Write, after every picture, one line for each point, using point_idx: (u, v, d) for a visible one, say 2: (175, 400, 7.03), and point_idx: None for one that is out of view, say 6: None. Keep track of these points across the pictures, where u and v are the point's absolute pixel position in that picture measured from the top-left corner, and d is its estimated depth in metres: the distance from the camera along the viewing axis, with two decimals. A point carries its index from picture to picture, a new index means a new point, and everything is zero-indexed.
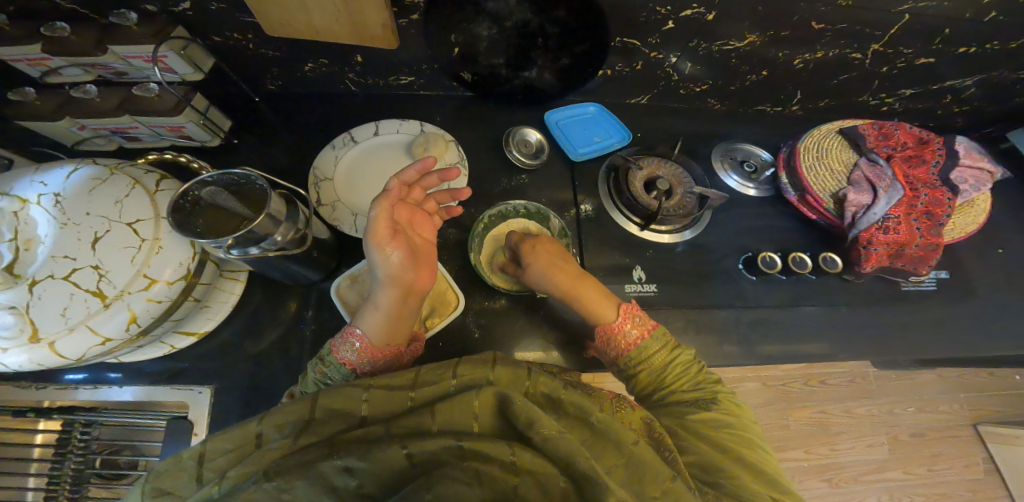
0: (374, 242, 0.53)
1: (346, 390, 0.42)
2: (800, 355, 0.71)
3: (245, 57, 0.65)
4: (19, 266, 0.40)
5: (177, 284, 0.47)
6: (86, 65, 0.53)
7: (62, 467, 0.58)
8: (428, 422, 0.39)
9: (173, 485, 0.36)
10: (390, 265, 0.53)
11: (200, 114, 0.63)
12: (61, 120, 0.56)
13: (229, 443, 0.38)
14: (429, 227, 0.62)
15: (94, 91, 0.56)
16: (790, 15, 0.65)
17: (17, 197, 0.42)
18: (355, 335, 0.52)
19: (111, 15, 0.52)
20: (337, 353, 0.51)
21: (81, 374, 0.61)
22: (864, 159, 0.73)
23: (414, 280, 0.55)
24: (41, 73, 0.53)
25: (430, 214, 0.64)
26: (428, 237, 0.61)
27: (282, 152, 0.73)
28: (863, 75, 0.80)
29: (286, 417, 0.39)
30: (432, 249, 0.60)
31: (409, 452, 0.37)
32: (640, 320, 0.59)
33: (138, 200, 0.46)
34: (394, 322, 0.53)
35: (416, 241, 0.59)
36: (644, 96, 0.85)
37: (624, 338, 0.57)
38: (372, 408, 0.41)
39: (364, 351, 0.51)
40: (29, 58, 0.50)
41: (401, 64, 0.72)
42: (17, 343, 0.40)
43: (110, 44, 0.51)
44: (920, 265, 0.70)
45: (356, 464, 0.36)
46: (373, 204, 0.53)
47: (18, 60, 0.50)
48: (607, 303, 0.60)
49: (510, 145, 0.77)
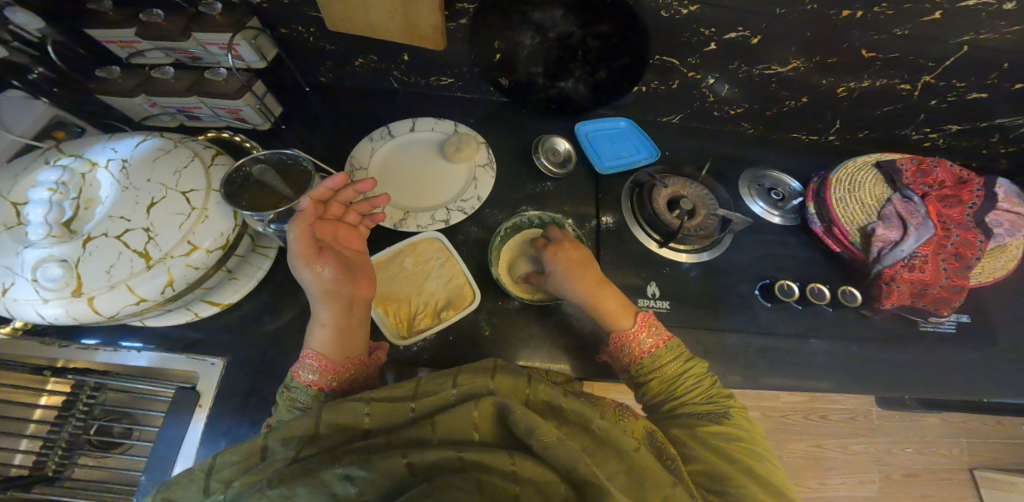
0: (301, 261, 0.51)
1: (349, 405, 0.43)
2: (807, 383, 0.71)
3: (303, 49, 0.68)
4: (77, 223, 0.42)
5: (216, 253, 0.48)
6: (168, 50, 0.56)
7: (60, 430, 0.59)
8: (429, 434, 0.40)
9: (180, 495, 0.37)
10: (323, 281, 0.51)
11: (257, 98, 0.65)
12: (137, 97, 0.59)
13: (235, 455, 0.39)
14: (358, 239, 0.60)
15: (170, 73, 0.59)
16: (839, 42, 0.66)
17: (87, 160, 0.44)
18: (310, 356, 0.51)
19: (200, 5, 0.55)
20: (299, 376, 0.51)
21: (96, 338, 0.62)
22: (898, 195, 0.73)
23: (354, 291, 0.54)
24: (127, 54, 0.57)
25: (356, 225, 0.62)
26: (360, 248, 0.60)
27: (319, 139, 0.74)
28: (908, 107, 0.81)
29: (293, 430, 0.40)
30: (365, 259, 0.59)
31: (410, 461, 0.37)
32: (655, 330, 0.59)
33: (195, 171, 0.48)
34: (343, 335, 0.53)
35: (348, 254, 0.58)
36: (676, 115, 0.86)
37: (637, 346, 0.58)
38: (375, 421, 0.42)
39: (324, 368, 0.50)
40: (120, 40, 0.54)
41: (445, 66, 0.74)
42: (59, 295, 0.41)
43: (195, 31, 0.54)
44: (943, 306, 0.71)
45: (357, 472, 0.36)
46: (289, 225, 0.52)
47: (110, 42, 0.54)
48: (622, 310, 0.61)
49: (539, 151, 0.78)
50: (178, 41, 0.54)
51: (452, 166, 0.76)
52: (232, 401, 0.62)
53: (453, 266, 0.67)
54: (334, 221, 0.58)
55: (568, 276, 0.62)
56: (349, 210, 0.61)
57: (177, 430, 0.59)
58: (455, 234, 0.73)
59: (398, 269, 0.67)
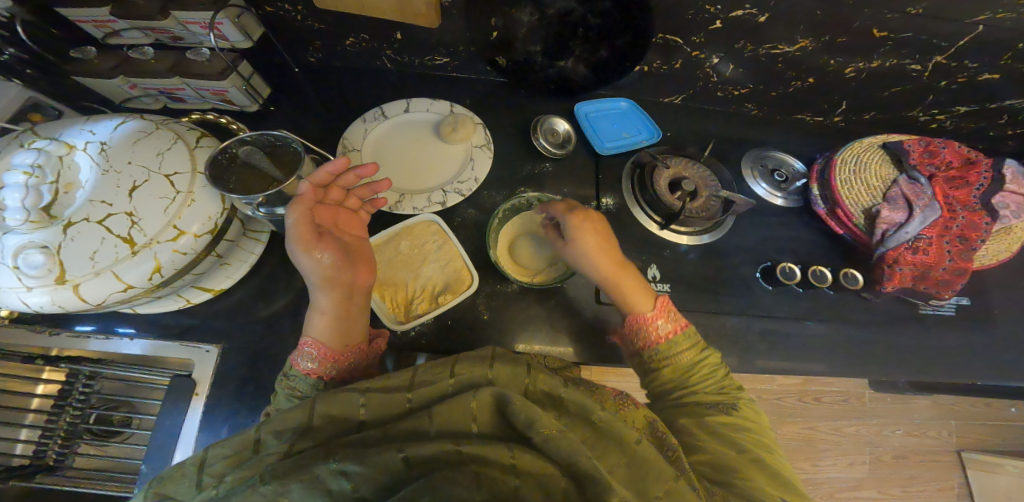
0: (300, 247, 0.50)
1: (342, 396, 0.42)
2: (805, 367, 0.71)
3: (291, 28, 0.65)
4: (57, 208, 0.40)
5: (204, 238, 0.47)
6: (146, 29, 0.54)
7: (57, 420, 0.58)
8: (427, 425, 0.40)
9: (174, 490, 0.37)
10: (323, 267, 0.51)
11: (243, 80, 0.63)
12: (116, 78, 0.56)
13: (228, 448, 0.39)
14: (358, 224, 0.59)
15: (149, 54, 0.55)
16: (850, 20, 0.63)
17: (64, 143, 0.42)
18: (309, 343, 0.51)
19: None
20: (298, 364, 0.50)
21: (91, 325, 0.61)
22: (904, 177, 0.72)
23: (353, 278, 0.53)
24: (104, 34, 0.55)
25: (357, 210, 0.61)
26: (361, 234, 0.59)
27: (310, 120, 0.72)
28: (918, 87, 0.79)
29: (285, 422, 0.40)
30: (366, 245, 0.58)
31: (407, 455, 0.37)
32: (673, 316, 0.58)
33: (178, 154, 0.46)
34: (342, 322, 0.52)
35: (348, 240, 0.57)
36: (678, 95, 0.83)
37: (656, 330, 0.57)
38: (372, 412, 0.42)
39: (323, 356, 0.50)
40: (96, 19, 0.51)
41: (440, 45, 0.71)
42: (43, 282, 0.40)
43: (174, 9, 0.52)
44: (945, 288, 0.70)
45: (352, 467, 0.36)
46: (289, 209, 0.51)
47: (85, 21, 0.52)
48: (643, 294, 0.60)
49: (537, 132, 0.76)
50: (158, 21, 0.52)
51: (449, 147, 0.74)
52: (228, 388, 0.61)
53: (451, 250, 0.66)
54: (334, 206, 0.57)
55: (593, 249, 0.60)
56: (350, 195, 0.60)
57: (175, 420, 0.58)
58: (452, 217, 0.71)
59: (395, 253, 0.66)
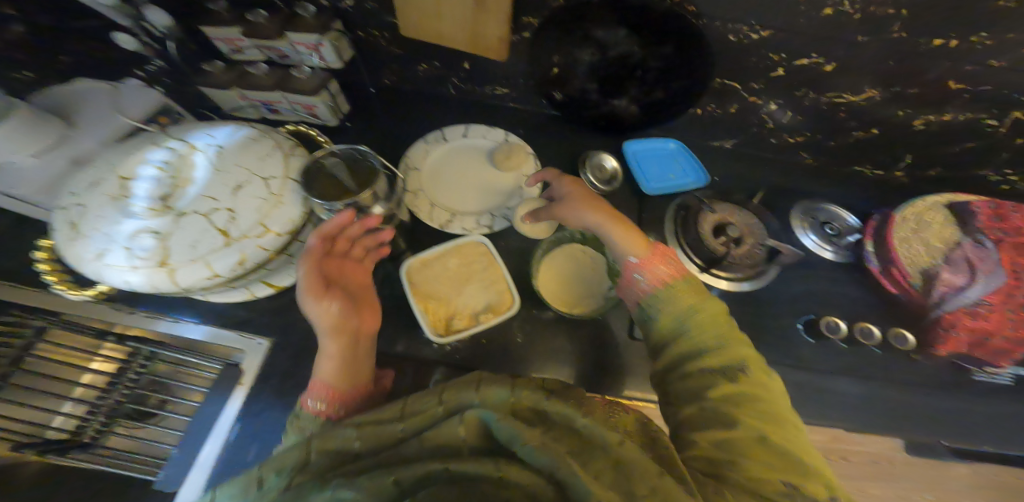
0: (310, 296, 0.54)
1: (341, 431, 0.44)
2: (851, 425, 0.67)
3: (375, 53, 0.72)
4: (173, 199, 0.46)
5: (285, 239, 0.50)
6: (262, 47, 0.61)
7: (108, 396, 0.62)
8: (415, 451, 0.41)
9: None
10: (329, 315, 0.54)
11: (330, 98, 0.69)
12: (229, 89, 0.64)
13: (234, 488, 0.40)
14: (363, 272, 0.62)
15: (263, 69, 0.65)
16: (922, 74, 0.64)
17: (188, 144, 0.49)
18: (315, 386, 0.52)
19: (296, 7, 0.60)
20: (306, 405, 0.51)
21: (166, 307, 0.67)
22: (969, 239, 0.72)
23: (357, 323, 0.56)
24: (230, 51, 0.63)
25: (363, 259, 0.63)
26: (365, 280, 0.62)
27: (376, 138, 0.78)
28: (991, 144, 0.78)
29: (285, 461, 0.42)
30: (369, 292, 0.62)
31: (396, 478, 0.38)
32: (671, 262, 0.59)
33: (275, 160, 0.52)
34: (348, 364, 0.54)
35: (352, 286, 0.60)
36: (728, 140, 0.86)
37: (653, 271, 0.58)
38: (365, 444, 0.43)
39: (330, 396, 0.51)
40: (226, 37, 0.59)
41: (505, 76, 0.77)
42: (148, 264, 0.44)
43: (289, 31, 0.58)
44: (1000, 357, 0.69)
45: (346, 494, 0.37)
46: (299, 263, 0.55)
47: (217, 39, 0.60)
48: (640, 240, 0.61)
49: (586, 167, 0.80)
50: (273, 40, 0.59)
51: (500, 173, 0.77)
52: (270, 383, 0.64)
53: (496, 272, 0.68)
54: (343, 256, 0.60)
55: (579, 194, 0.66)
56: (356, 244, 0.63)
57: (214, 407, 0.62)
58: (497, 240, 0.74)
59: (443, 269, 0.69)
